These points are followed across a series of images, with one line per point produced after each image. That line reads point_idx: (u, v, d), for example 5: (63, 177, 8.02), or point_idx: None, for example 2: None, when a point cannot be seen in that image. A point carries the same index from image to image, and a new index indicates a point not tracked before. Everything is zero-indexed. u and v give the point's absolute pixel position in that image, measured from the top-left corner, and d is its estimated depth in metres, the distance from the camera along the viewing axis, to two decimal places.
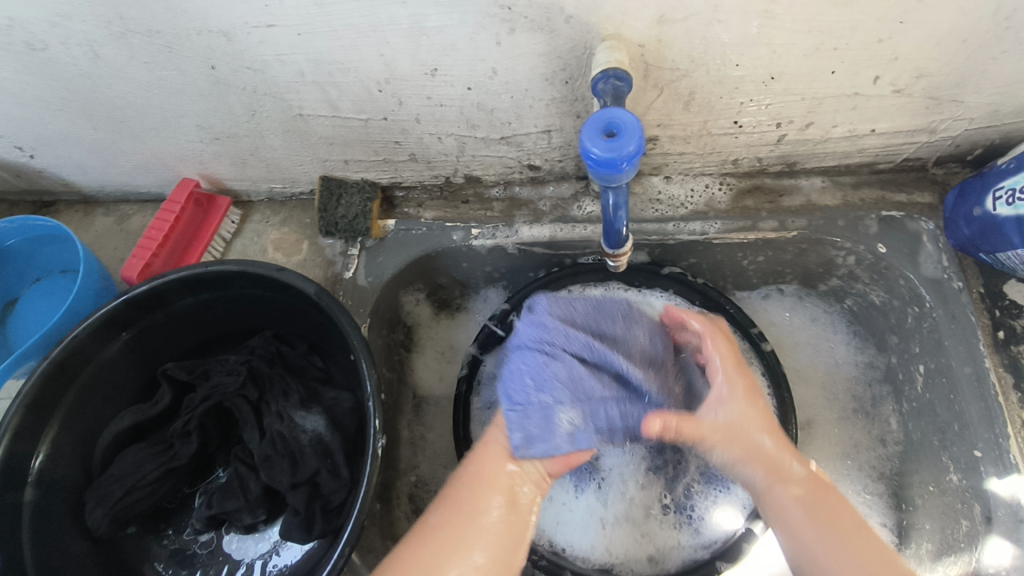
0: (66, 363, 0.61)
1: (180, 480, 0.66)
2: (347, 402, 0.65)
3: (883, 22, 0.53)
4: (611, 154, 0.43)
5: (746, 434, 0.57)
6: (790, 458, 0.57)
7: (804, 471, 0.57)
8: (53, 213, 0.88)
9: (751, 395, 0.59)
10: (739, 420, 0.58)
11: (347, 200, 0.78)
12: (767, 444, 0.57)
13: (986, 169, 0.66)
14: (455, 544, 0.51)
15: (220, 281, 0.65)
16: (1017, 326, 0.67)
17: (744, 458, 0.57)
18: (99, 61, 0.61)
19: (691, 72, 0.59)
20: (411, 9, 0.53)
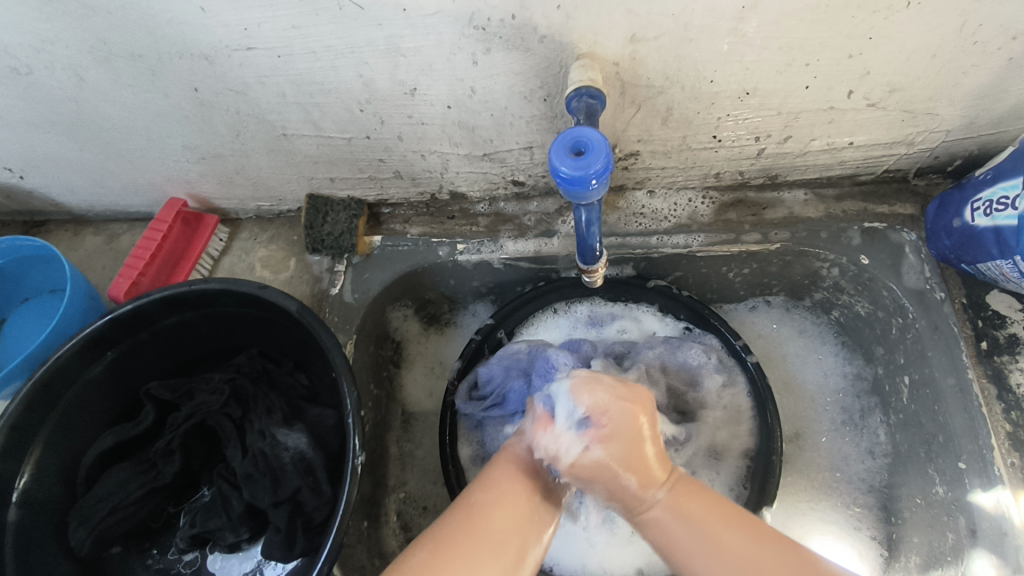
0: (51, 383, 0.61)
1: (164, 499, 0.66)
2: (330, 419, 0.66)
3: (853, 39, 0.54)
4: (579, 172, 0.44)
5: (624, 489, 0.51)
6: (653, 484, 0.51)
7: (662, 494, 0.51)
8: (45, 233, 0.89)
9: (632, 448, 0.51)
10: (607, 462, 0.50)
11: (333, 217, 0.79)
12: (628, 483, 0.51)
13: (965, 181, 0.66)
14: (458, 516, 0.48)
15: (204, 300, 0.65)
16: (1000, 336, 0.67)
17: (614, 492, 0.52)
18: (84, 84, 0.62)
19: (667, 89, 0.60)
20: (387, 31, 0.53)
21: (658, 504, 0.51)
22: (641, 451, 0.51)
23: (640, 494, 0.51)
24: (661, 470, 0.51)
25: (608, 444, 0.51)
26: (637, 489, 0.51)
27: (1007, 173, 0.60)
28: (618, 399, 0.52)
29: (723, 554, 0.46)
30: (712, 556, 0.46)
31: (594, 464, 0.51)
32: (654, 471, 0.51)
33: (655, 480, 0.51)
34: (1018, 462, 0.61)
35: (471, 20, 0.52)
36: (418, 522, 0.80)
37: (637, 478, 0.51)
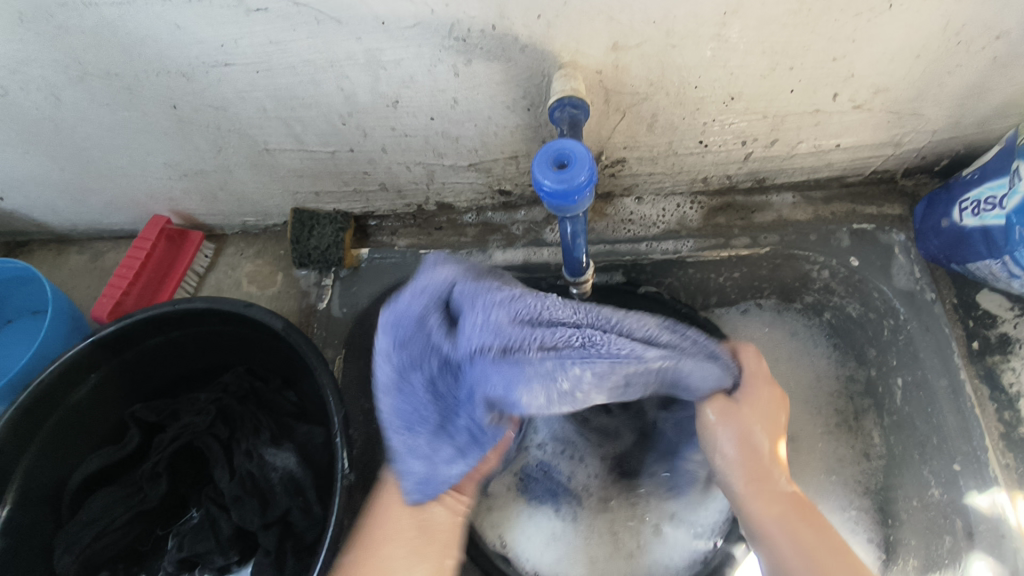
0: (34, 408, 0.59)
1: (151, 522, 0.65)
2: (319, 437, 0.65)
3: (835, 42, 0.53)
4: (563, 185, 0.43)
5: (744, 424, 0.52)
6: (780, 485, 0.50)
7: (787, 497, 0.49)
8: (26, 253, 0.88)
9: (770, 411, 0.53)
10: (740, 446, 0.52)
11: (319, 231, 0.77)
12: (759, 442, 0.52)
13: (952, 180, 0.66)
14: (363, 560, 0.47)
15: (189, 319, 0.64)
16: (991, 336, 0.67)
17: (739, 459, 0.52)
18: (61, 104, 0.61)
19: (651, 96, 0.60)
20: (367, 44, 0.53)
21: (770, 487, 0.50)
22: (762, 414, 0.53)
23: (768, 465, 0.51)
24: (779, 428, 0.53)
25: (759, 428, 0.52)
26: (766, 455, 0.52)
27: (993, 173, 0.60)
28: (769, 381, 0.55)
29: None
30: None
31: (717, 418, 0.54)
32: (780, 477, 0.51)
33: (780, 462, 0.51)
34: (1012, 462, 0.63)
35: (451, 32, 0.51)
36: None
37: (767, 437, 0.52)
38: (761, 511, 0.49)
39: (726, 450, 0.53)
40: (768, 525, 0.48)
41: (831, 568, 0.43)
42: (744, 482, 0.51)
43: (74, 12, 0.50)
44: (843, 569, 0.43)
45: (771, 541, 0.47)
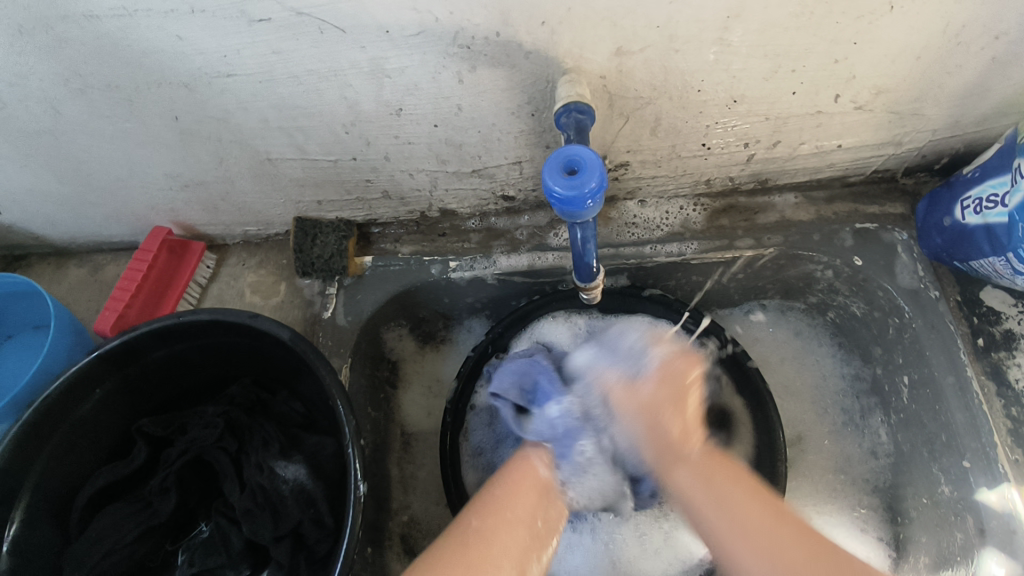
0: (40, 425, 0.59)
1: (161, 538, 0.64)
2: (329, 448, 0.64)
3: (838, 44, 0.54)
4: (573, 192, 0.44)
5: (652, 411, 0.57)
6: (692, 443, 0.55)
7: (699, 451, 0.55)
8: (25, 267, 0.87)
9: (677, 400, 0.57)
10: (652, 398, 0.57)
11: (322, 239, 0.77)
12: (669, 427, 0.56)
13: (954, 178, 0.67)
14: (480, 539, 0.50)
15: (193, 331, 0.64)
16: (996, 333, 0.67)
17: (649, 437, 0.56)
18: (60, 117, 0.61)
19: (654, 100, 0.60)
20: (370, 53, 0.53)
21: (689, 463, 0.54)
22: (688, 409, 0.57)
23: (676, 449, 0.55)
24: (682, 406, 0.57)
25: (658, 384, 0.58)
26: (676, 439, 0.55)
27: (994, 171, 0.61)
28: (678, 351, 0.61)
29: (740, 521, 0.49)
30: (732, 519, 0.50)
31: (634, 404, 0.58)
32: (692, 434, 0.56)
33: (695, 455, 0.55)
34: (1021, 458, 0.61)
35: (455, 39, 0.51)
36: (423, 545, 0.79)
37: (678, 422, 0.56)
38: (662, 461, 0.56)
39: (632, 427, 0.57)
40: (668, 472, 0.55)
41: (726, 501, 0.51)
42: (658, 444, 0.56)
43: (75, 26, 0.50)
44: (768, 517, 0.49)
45: (682, 488, 0.54)
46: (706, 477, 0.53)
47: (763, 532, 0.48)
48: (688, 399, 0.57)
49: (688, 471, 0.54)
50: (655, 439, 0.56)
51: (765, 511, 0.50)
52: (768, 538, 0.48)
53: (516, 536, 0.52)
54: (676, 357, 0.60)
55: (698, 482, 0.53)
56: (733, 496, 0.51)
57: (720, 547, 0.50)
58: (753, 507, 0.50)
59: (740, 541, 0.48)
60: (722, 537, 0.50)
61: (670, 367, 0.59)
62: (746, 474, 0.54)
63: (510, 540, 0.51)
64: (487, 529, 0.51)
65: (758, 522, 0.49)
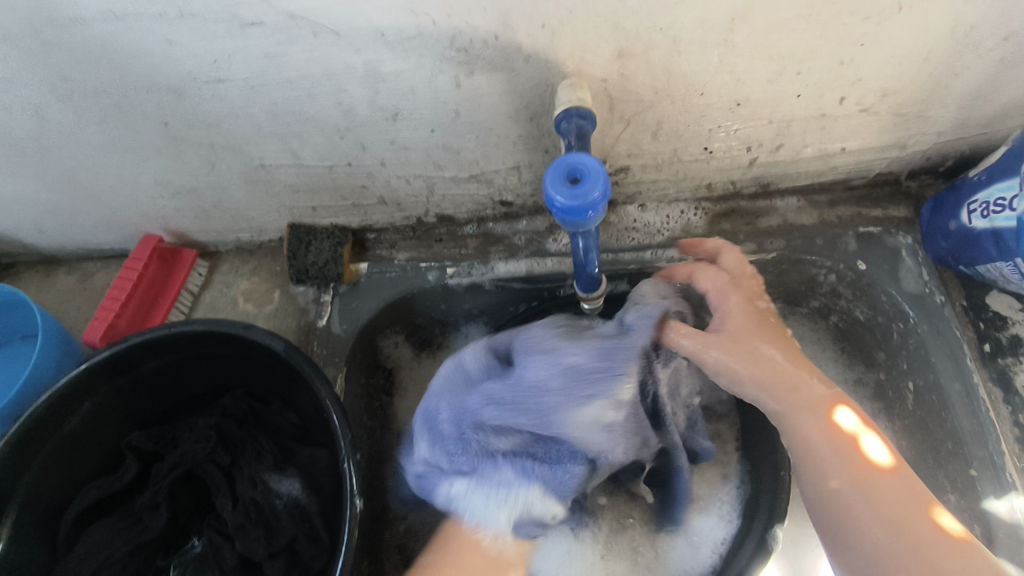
0: (26, 439, 0.57)
1: (152, 553, 0.62)
2: (323, 460, 0.63)
3: (844, 46, 0.53)
4: (576, 202, 0.42)
5: (746, 346, 0.57)
6: (819, 381, 0.56)
7: (825, 390, 0.55)
8: (12, 275, 0.86)
9: (755, 330, 0.58)
10: (732, 330, 0.58)
11: (316, 246, 0.75)
12: (794, 392, 0.55)
13: (959, 182, 0.66)
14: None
15: (185, 342, 0.62)
16: (1002, 338, 0.66)
17: (754, 367, 0.56)
18: (47, 123, 0.59)
19: (656, 103, 0.58)
20: (366, 56, 0.51)
21: (807, 398, 0.55)
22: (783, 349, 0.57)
23: (788, 380, 0.56)
24: (767, 334, 0.58)
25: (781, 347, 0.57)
26: (791, 372, 0.56)
27: (1001, 175, 0.60)
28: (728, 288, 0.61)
29: (862, 471, 0.50)
30: (851, 466, 0.50)
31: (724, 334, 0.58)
32: (813, 373, 0.56)
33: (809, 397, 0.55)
34: None
35: (453, 43, 0.50)
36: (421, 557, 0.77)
37: (800, 395, 0.55)
38: (777, 405, 0.55)
39: (743, 376, 0.56)
40: (785, 414, 0.55)
41: (841, 447, 0.52)
42: (776, 391, 0.56)
43: (61, 30, 0.48)
44: (892, 483, 0.49)
45: (801, 430, 0.54)
46: (827, 429, 0.53)
47: (891, 491, 0.49)
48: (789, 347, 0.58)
49: (806, 411, 0.54)
50: (776, 394, 0.55)
51: (882, 469, 0.50)
52: (879, 492, 0.49)
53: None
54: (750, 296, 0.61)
55: (820, 422, 0.53)
56: (845, 444, 0.52)
57: (827, 485, 0.51)
58: (879, 472, 0.50)
59: (864, 497, 0.49)
60: (837, 476, 0.50)
61: (737, 306, 0.60)
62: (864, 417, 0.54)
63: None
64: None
65: (876, 475, 0.50)
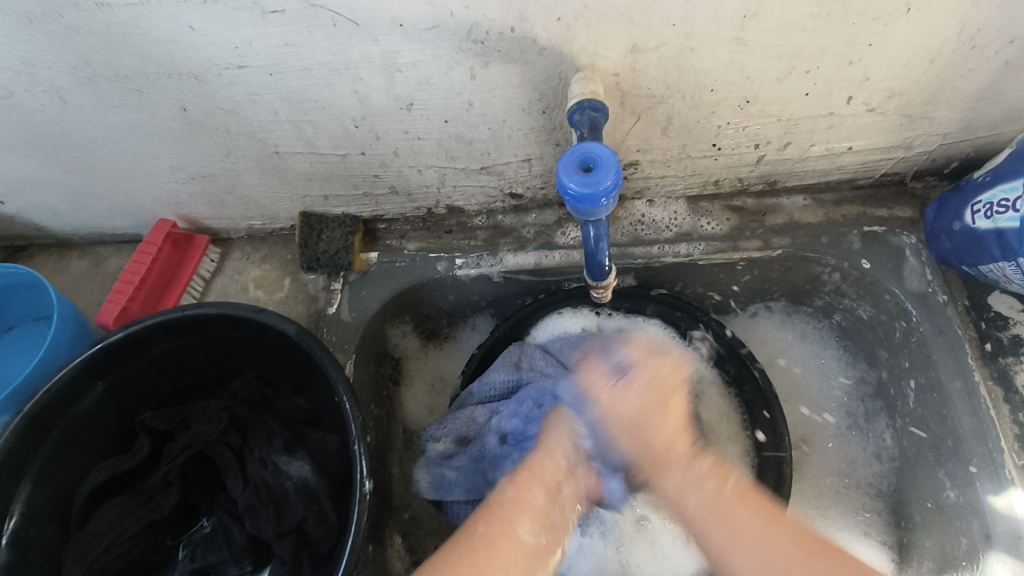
0: (40, 417, 0.58)
1: (162, 532, 0.64)
2: (332, 444, 0.63)
3: (853, 45, 0.54)
4: (588, 189, 0.43)
5: (642, 426, 0.60)
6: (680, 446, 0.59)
7: (688, 453, 0.58)
8: (27, 258, 0.87)
9: (660, 405, 0.61)
10: (638, 409, 0.60)
11: (328, 234, 0.77)
12: (654, 434, 0.59)
13: (964, 183, 0.67)
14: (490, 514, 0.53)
15: (198, 325, 0.63)
16: (1004, 337, 0.66)
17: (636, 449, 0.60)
18: (68, 107, 0.60)
19: (667, 99, 0.59)
20: (383, 46, 0.52)
21: (683, 471, 0.57)
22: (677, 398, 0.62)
23: (663, 455, 0.58)
24: (671, 413, 0.60)
25: (642, 396, 0.61)
26: (660, 445, 0.59)
27: (1006, 176, 0.60)
28: (660, 357, 0.64)
29: (749, 532, 0.51)
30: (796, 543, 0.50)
31: (619, 416, 0.61)
32: (676, 437, 0.59)
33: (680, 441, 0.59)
34: None
35: (469, 34, 0.51)
36: (424, 544, 0.78)
37: (662, 429, 0.59)
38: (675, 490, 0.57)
39: (625, 438, 0.60)
40: (676, 495, 0.57)
41: (735, 519, 0.52)
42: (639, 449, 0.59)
43: (85, 13, 0.49)
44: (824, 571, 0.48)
45: (710, 541, 0.53)
46: (705, 516, 0.54)
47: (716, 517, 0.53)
48: (665, 380, 0.62)
49: (708, 503, 0.54)
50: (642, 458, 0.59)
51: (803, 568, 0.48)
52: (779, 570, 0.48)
53: (522, 544, 0.51)
54: (647, 366, 0.63)
55: (728, 518, 0.53)
56: (665, 470, 0.58)
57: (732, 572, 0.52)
58: (743, 509, 0.53)
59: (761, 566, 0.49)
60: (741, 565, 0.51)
61: (659, 375, 0.62)
62: (735, 476, 0.57)
63: (512, 547, 0.50)
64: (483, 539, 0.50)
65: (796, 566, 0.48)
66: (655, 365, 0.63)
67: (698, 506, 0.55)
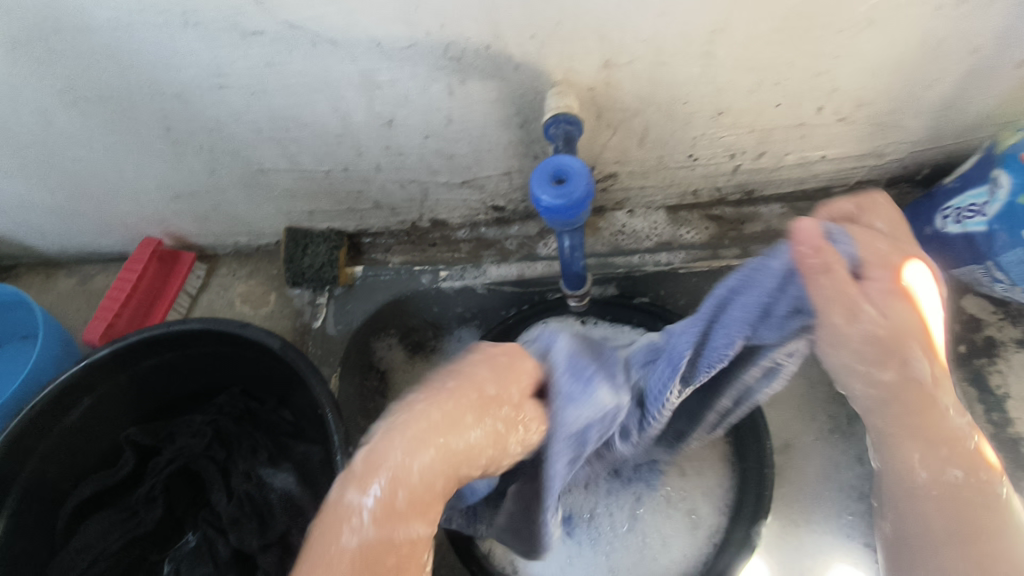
0: (24, 435, 0.57)
1: (147, 548, 0.64)
2: (316, 455, 0.64)
3: (820, 58, 0.55)
4: (561, 201, 0.44)
5: (901, 330, 0.44)
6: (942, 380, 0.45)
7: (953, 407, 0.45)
8: (13, 278, 0.87)
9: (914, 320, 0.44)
10: (896, 321, 0.44)
11: (313, 249, 0.78)
12: (921, 367, 0.44)
13: (935, 190, 0.68)
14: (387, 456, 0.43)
15: (183, 340, 0.63)
16: (978, 339, 0.68)
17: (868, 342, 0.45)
18: (52, 128, 0.61)
19: (642, 111, 0.61)
20: (362, 65, 0.53)
21: (938, 416, 0.45)
22: (919, 328, 0.44)
23: (929, 388, 0.45)
24: (917, 309, 0.46)
25: (895, 304, 0.45)
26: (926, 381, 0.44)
27: (973, 182, 0.62)
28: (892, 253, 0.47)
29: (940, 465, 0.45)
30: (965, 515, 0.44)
31: (878, 335, 0.44)
32: (938, 359, 0.46)
33: (936, 369, 0.45)
34: (1002, 464, 0.62)
35: (446, 51, 0.52)
36: None
37: (930, 363, 0.45)
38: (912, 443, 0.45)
39: (863, 343, 0.45)
40: (888, 436, 0.47)
41: (950, 492, 0.45)
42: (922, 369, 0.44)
43: (68, 37, 0.50)
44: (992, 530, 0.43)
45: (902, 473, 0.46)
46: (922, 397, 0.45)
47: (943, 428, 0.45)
48: (906, 310, 0.45)
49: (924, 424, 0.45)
50: (875, 361, 0.45)
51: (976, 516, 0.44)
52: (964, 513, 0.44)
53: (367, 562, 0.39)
54: (881, 274, 0.46)
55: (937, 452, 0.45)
56: (914, 401, 0.45)
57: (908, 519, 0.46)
58: (948, 466, 0.45)
59: (937, 522, 0.44)
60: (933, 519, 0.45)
61: (898, 305, 0.45)
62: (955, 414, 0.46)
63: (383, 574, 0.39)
64: (402, 507, 0.41)
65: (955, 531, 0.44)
66: (896, 295, 0.45)
67: (917, 426, 0.45)
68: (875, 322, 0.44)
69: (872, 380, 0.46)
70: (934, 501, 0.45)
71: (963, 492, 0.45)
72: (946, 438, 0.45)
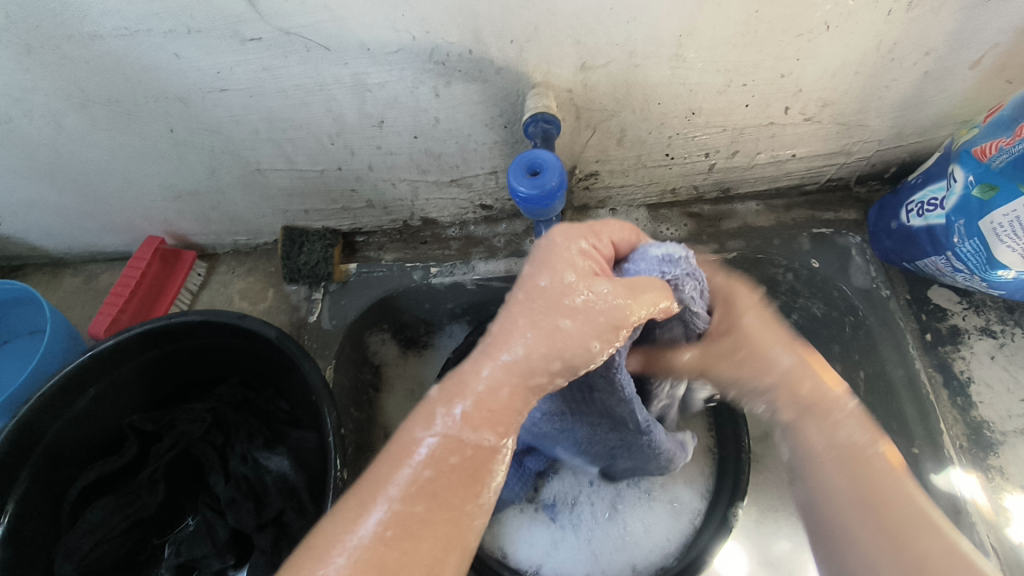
0: (33, 421, 0.60)
1: (149, 531, 0.67)
2: (310, 441, 0.69)
3: (783, 60, 0.59)
4: (535, 191, 0.48)
5: (764, 352, 0.52)
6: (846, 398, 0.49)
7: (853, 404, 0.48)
8: (22, 277, 0.91)
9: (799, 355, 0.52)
10: (755, 333, 0.52)
11: (308, 247, 0.81)
12: (781, 360, 0.51)
13: (901, 185, 0.71)
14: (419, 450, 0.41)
15: (183, 332, 0.66)
16: (943, 328, 0.71)
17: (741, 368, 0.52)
18: (62, 131, 0.64)
19: (619, 112, 0.64)
20: (353, 69, 0.57)
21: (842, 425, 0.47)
22: (773, 338, 0.52)
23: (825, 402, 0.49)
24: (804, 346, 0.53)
25: (751, 322, 0.53)
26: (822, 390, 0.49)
27: (934, 177, 0.65)
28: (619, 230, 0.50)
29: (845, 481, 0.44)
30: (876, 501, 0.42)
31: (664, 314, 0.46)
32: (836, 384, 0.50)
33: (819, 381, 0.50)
34: (966, 444, 0.65)
35: (431, 56, 0.56)
36: None
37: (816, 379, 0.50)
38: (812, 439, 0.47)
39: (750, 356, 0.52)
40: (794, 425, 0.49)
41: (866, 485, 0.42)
42: (790, 368, 0.51)
43: (78, 43, 0.54)
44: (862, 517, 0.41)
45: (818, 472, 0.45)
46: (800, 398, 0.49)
47: (823, 409, 0.48)
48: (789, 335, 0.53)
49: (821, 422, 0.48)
50: (763, 367, 0.51)
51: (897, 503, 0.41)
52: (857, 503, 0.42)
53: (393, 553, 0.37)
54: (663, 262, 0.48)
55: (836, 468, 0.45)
56: (804, 391, 0.50)
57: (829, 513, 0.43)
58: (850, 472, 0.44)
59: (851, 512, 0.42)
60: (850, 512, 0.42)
61: (759, 329, 0.52)
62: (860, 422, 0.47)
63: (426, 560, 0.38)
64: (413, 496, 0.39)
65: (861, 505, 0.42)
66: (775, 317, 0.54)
67: (811, 404, 0.49)
68: (589, 300, 0.44)
69: (759, 388, 0.52)
70: (838, 465, 0.45)
71: (863, 459, 0.45)
72: (821, 404, 0.48)
